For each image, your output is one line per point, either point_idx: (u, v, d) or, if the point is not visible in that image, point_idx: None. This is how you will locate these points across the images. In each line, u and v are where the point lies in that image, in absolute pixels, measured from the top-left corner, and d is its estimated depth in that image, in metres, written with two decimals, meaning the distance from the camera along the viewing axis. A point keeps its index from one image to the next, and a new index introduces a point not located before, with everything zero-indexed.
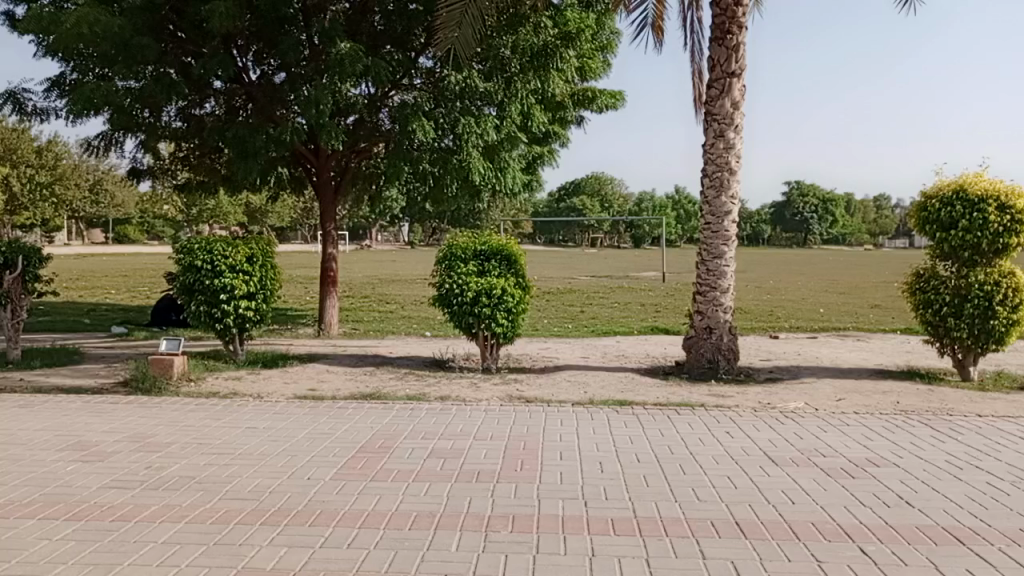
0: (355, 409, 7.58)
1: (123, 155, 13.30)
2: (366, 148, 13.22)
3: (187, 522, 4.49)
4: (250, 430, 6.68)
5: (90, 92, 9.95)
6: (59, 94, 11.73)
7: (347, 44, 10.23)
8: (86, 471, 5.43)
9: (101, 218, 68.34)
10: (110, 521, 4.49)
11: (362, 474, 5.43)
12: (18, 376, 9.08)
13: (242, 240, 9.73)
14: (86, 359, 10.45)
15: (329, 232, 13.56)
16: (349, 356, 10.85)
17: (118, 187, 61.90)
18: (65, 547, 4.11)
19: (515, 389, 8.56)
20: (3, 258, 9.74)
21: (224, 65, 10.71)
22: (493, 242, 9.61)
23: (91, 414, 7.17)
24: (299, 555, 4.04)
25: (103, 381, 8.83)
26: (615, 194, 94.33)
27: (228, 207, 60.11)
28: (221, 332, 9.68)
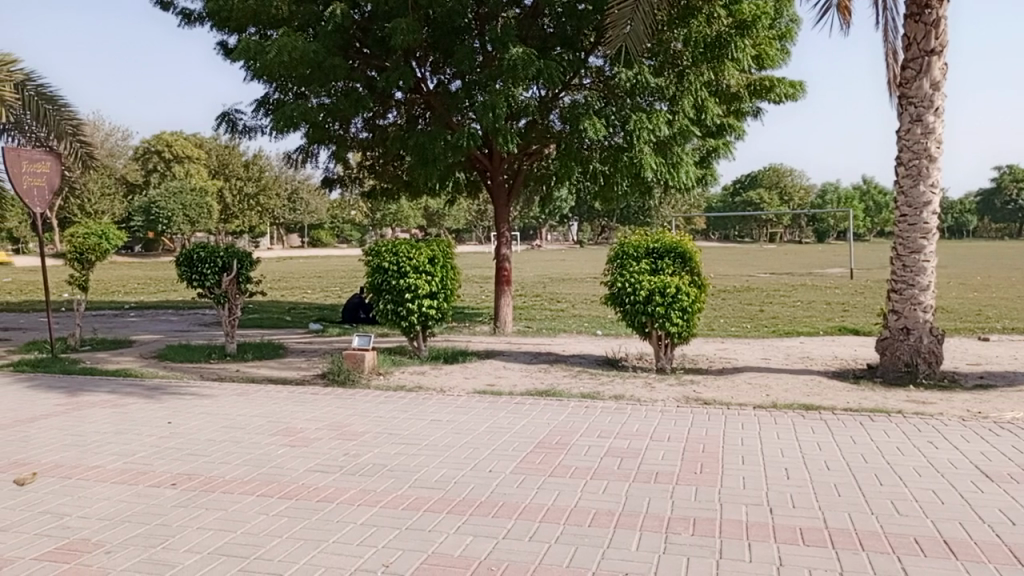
0: (532, 405, 7.76)
1: (318, 166, 14.49)
2: (538, 150, 13.49)
3: (382, 506, 4.82)
4: (434, 422, 7.05)
5: (291, 113, 10.93)
6: (264, 113, 12.97)
7: (520, 49, 10.48)
8: (294, 455, 5.98)
9: (299, 226, 74.59)
10: (316, 501, 4.92)
11: (541, 469, 5.55)
12: (235, 368, 10.16)
13: (424, 243, 10.24)
14: (289, 353, 11.49)
15: (502, 233, 13.99)
16: (525, 354, 11.11)
17: (313, 195, 67.20)
18: (279, 522, 4.55)
19: (692, 390, 8.37)
20: (222, 262, 10.90)
21: (405, 77, 11.33)
22: (667, 239, 9.45)
23: (296, 403, 7.89)
24: (484, 544, 4.21)
25: (305, 373, 9.66)
26: (795, 186, 89.04)
27: (408, 210, 63.68)
28: (406, 329, 10.27)
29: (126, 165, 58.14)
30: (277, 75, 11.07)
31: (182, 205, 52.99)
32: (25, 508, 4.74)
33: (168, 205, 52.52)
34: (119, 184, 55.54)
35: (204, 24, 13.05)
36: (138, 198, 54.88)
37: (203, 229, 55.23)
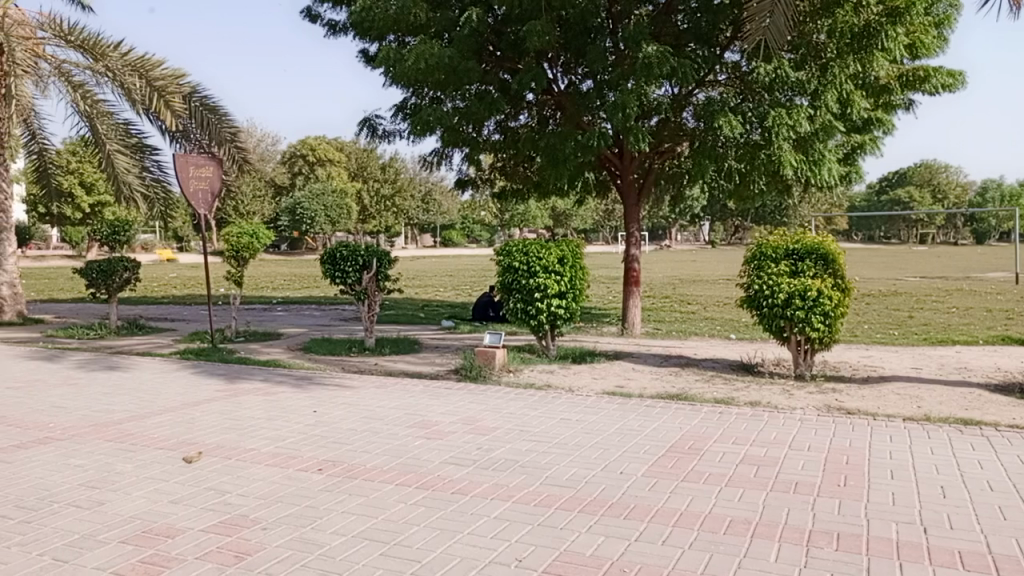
0: (663, 408, 7.65)
1: (451, 168, 14.91)
2: (670, 149, 13.26)
3: (515, 501, 4.90)
4: (564, 421, 7.09)
5: (428, 117, 11.32)
6: (402, 118, 13.50)
7: (654, 47, 10.34)
8: (430, 447, 6.19)
9: (432, 226, 77.00)
10: (451, 492, 5.08)
11: (673, 474, 5.46)
12: (374, 361, 10.65)
13: (554, 243, 10.31)
14: (423, 348, 11.91)
15: (632, 233, 13.86)
16: (655, 356, 10.96)
17: (445, 196, 69.17)
18: (417, 511, 4.73)
19: (834, 398, 7.96)
20: (362, 260, 11.45)
21: (537, 78, 11.45)
22: (808, 240, 9.05)
23: (431, 397, 8.17)
24: (615, 545, 4.20)
25: (439, 368, 9.98)
26: (950, 184, 82.56)
27: (536, 211, 64.31)
28: (535, 328, 10.38)
29: (275, 168, 62.18)
30: (415, 81, 11.50)
31: (325, 206, 56.04)
32: (192, 483, 5.18)
33: (312, 206, 55.69)
34: (268, 187, 59.45)
35: (348, 34, 13.75)
36: (285, 199, 58.54)
37: (343, 229, 58.15)
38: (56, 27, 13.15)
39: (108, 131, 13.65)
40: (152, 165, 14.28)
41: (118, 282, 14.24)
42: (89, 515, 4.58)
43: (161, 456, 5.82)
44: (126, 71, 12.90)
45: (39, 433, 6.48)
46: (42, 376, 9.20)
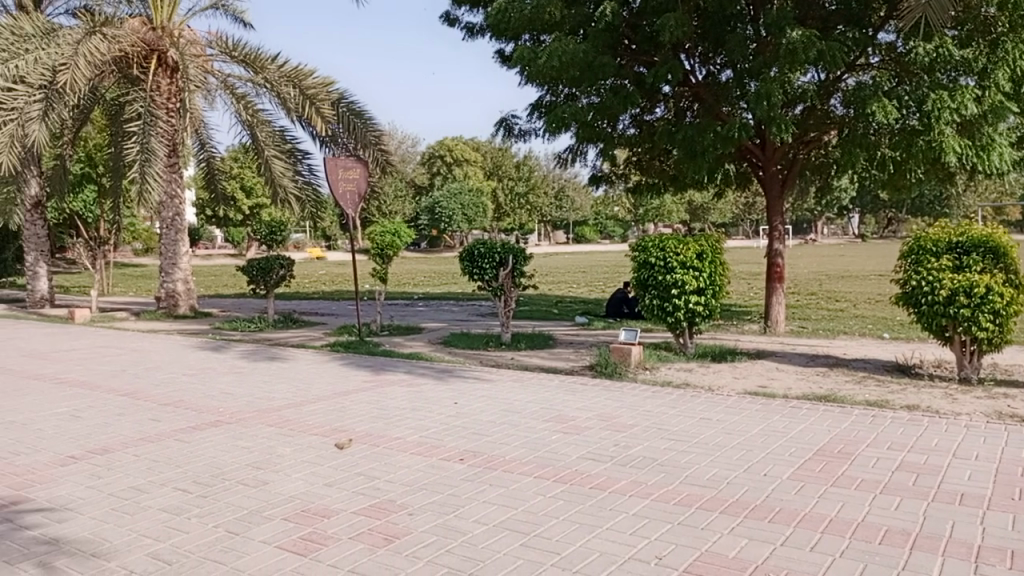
0: (809, 410, 7.31)
1: (586, 164, 14.90)
2: (816, 138, 12.61)
3: (654, 499, 4.86)
4: (704, 421, 6.92)
5: (563, 113, 11.38)
6: (538, 116, 13.64)
7: (799, 32, 9.87)
8: (567, 442, 6.24)
9: (565, 223, 77.27)
10: (589, 488, 5.10)
11: (822, 478, 5.21)
12: (510, 356, 10.84)
13: (692, 238, 10.07)
14: (558, 344, 11.99)
15: (775, 227, 13.32)
16: (800, 356, 10.48)
17: (579, 193, 69.20)
18: (555, 504, 4.78)
19: (1004, 404, 7.31)
20: (499, 257, 11.65)
21: (673, 70, 11.23)
22: (974, 233, 8.34)
23: (567, 392, 8.21)
24: (760, 549, 4.07)
25: (574, 364, 10.02)
26: None
27: (672, 206, 63.06)
28: (673, 325, 10.18)
29: (415, 169, 64.56)
30: (551, 79, 11.59)
31: (461, 205, 57.64)
32: (344, 468, 5.50)
33: (449, 205, 57.37)
34: (409, 187, 61.81)
35: (485, 36, 14.04)
36: (424, 198, 60.67)
37: (479, 226, 59.53)
38: (221, 44, 14.30)
39: (266, 138, 14.73)
40: (304, 169, 15.20)
41: (275, 278, 15.28)
42: (255, 492, 4.98)
43: (317, 442, 6.22)
44: (281, 81, 13.87)
45: (210, 417, 7.10)
46: (211, 365, 10.06)
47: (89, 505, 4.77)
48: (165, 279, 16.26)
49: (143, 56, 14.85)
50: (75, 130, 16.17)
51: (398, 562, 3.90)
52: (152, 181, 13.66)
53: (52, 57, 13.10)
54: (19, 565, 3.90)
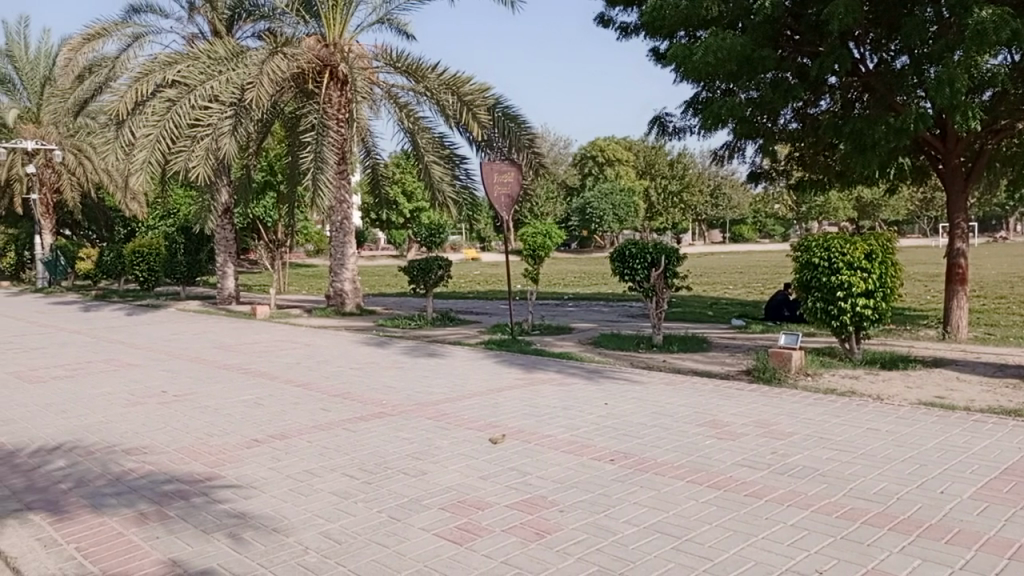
0: (996, 424, 6.66)
1: (744, 160, 14.39)
2: (1008, 126, 11.46)
3: (814, 511, 4.64)
4: (873, 431, 6.50)
5: (719, 110, 11.09)
6: (693, 113, 13.34)
7: (988, 10, 9.01)
8: (721, 447, 6.08)
9: (721, 222, 74.81)
10: (744, 495, 4.94)
11: (1010, 500, 4.75)
12: (663, 358, 10.68)
13: (860, 237, 9.45)
14: (713, 347, 11.66)
15: (957, 224, 12.25)
16: (985, 365, 9.56)
17: (735, 190, 66.78)
18: (708, 510, 4.69)
19: None
20: (651, 257, 11.51)
21: (841, 60, 10.60)
22: None
23: (722, 397, 7.99)
24: (935, 571, 3.79)
25: (730, 368, 9.72)
26: None
27: (838, 202, 59.41)
28: (837, 329, 9.62)
29: (567, 171, 65.01)
30: (706, 76, 11.31)
31: (613, 205, 57.42)
32: (497, 462, 5.67)
33: (601, 206, 57.35)
34: (561, 189, 62.38)
35: (639, 34, 13.92)
36: (576, 199, 61.00)
37: (630, 226, 59.03)
38: (386, 56, 15.13)
39: (426, 144, 15.42)
40: (461, 173, 15.75)
41: (434, 279, 15.94)
42: (415, 481, 5.26)
43: (472, 436, 6.46)
44: (440, 89, 14.47)
45: (375, 408, 7.56)
46: (376, 360, 10.69)
47: (270, 484, 5.24)
48: (334, 279, 17.44)
49: (317, 71, 16.00)
50: (259, 142, 17.70)
51: (549, 557, 3.98)
52: (324, 187, 14.74)
53: (241, 77, 14.41)
54: (214, 534, 4.36)
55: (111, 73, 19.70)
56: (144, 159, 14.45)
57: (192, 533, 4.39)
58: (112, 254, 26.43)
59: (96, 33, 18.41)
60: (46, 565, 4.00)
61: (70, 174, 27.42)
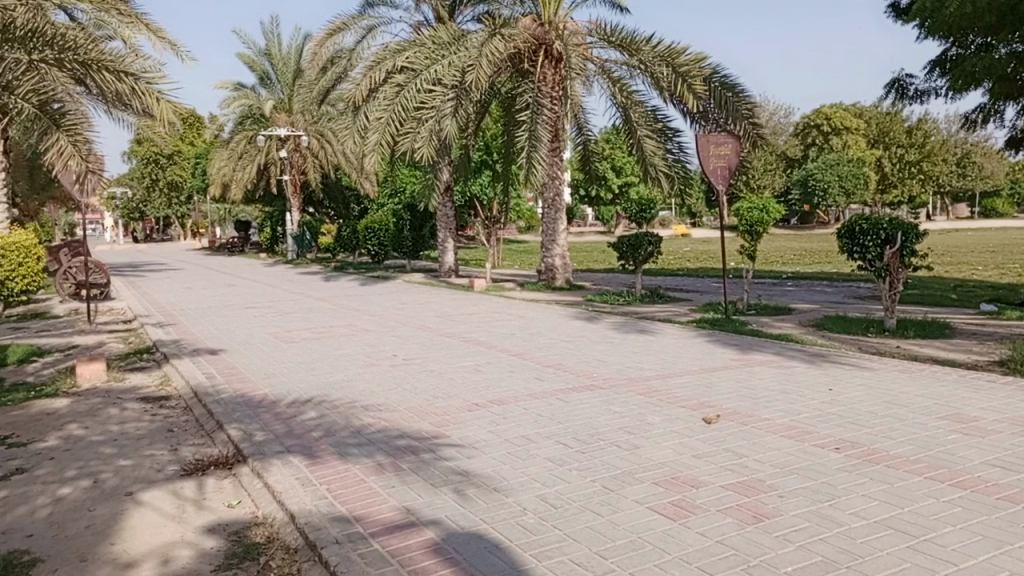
0: None
1: (1002, 124, 12.70)
2: None
3: None
4: None
5: (972, 67, 9.80)
6: (940, 73, 11.97)
7: None
8: (968, 444, 5.49)
9: (970, 195, 66.49)
10: (996, 498, 4.44)
11: None
12: (896, 344, 9.79)
13: None
14: (958, 334, 10.48)
15: None
16: None
17: (988, 158, 58.98)
18: (951, 510, 4.27)
19: None
20: (885, 234, 10.55)
21: None
22: None
23: (969, 389, 7.18)
24: None
25: (978, 358, 8.70)
26: None
27: None
28: None
29: (788, 141, 61.09)
30: (958, 30, 10.01)
31: (839, 177, 53.13)
32: (712, 442, 5.56)
33: (825, 177, 53.38)
34: (779, 161, 58.90)
35: None
36: (797, 172, 57.28)
37: (858, 200, 54.34)
38: (601, 31, 15.09)
39: (639, 119, 15.25)
40: (673, 147, 15.42)
41: (643, 255, 15.79)
42: (627, 455, 5.30)
43: (685, 414, 6.37)
44: (655, 61, 14.20)
45: (586, 381, 7.70)
46: (586, 334, 10.86)
47: (490, 446, 5.55)
48: (546, 254, 17.89)
49: (533, 50, 16.33)
50: (477, 122, 18.48)
51: (769, 541, 3.86)
52: (537, 164, 15.15)
53: (462, 60, 15.11)
54: (440, 488, 4.72)
55: (348, 63, 21.52)
56: (376, 141, 15.63)
57: (422, 486, 4.77)
58: (348, 230, 29.11)
59: (338, 27, 20.12)
60: (303, 501, 4.56)
61: (315, 157, 30.75)
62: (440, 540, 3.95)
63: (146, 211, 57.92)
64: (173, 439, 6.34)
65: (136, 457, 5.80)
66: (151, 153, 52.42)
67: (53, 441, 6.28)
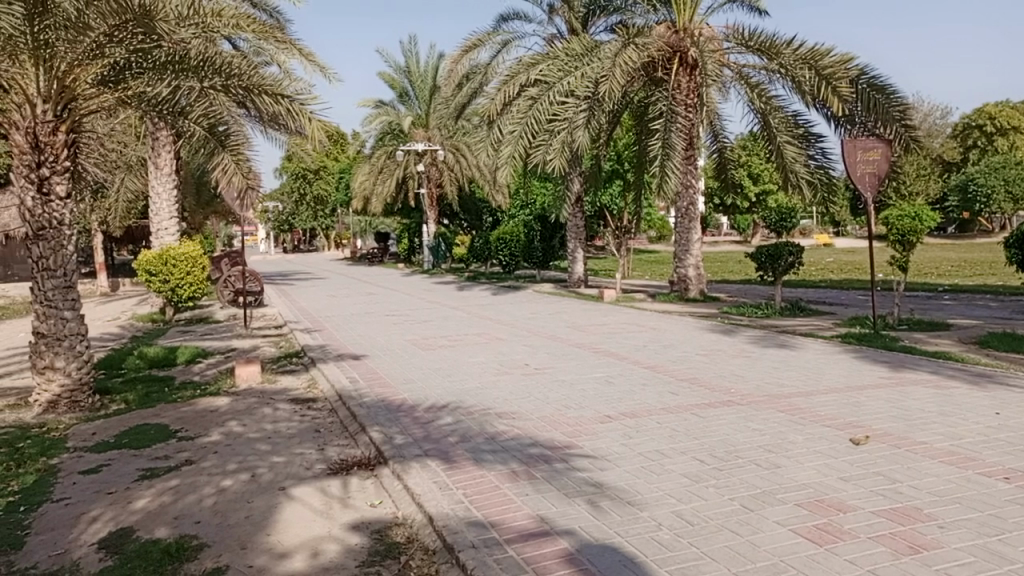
0: None
1: None
2: None
3: None
4: None
5: None
6: None
7: None
8: None
9: None
10: None
11: None
12: None
13: None
14: None
15: None
16: None
17: None
18: None
19: None
20: None
21: None
22: None
23: None
24: None
25: None
26: None
27: None
28: None
29: (946, 144, 56.65)
30: None
31: (1005, 180, 48.60)
32: (861, 465, 5.24)
33: (988, 181, 49.03)
34: (935, 165, 54.75)
35: None
36: (955, 177, 53.00)
37: None
38: (738, 36, 14.66)
39: (779, 125, 14.68)
40: (816, 152, 14.70)
41: (784, 265, 15.13)
42: (768, 474, 5.10)
43: (831, 434, 6.05)
44: (797, 64, 13.64)
45: (722, 396, 7.48)
46: (723, 347, 10.54)
47: (623, 459, 5.50)
48: (679, 265, 17.53)
49: (668, 58, 16.09)
50: (610, 132, 18.41)
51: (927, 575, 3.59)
52: (671, 173, 14.90)
53: (595, 71, 15.07)
54: (574, 498, 4.73)
55: (484, 78, 22.11)
56: (509, 153, 15.94)
57: (556, 495, 4.80)
58: (481, 241, 29.76)
59: (473, 44, 20.70)
60: (441, 504, 4.71)
61: (450, 170, 31.68)
62: (574, 551, 3.96)
63: (295, 224, 61.75)
64: (321, 438, 6.72)
65: (288, 454, 6.20)
66: (299, 168, 55.89)
67: (216, 436, 6.83)
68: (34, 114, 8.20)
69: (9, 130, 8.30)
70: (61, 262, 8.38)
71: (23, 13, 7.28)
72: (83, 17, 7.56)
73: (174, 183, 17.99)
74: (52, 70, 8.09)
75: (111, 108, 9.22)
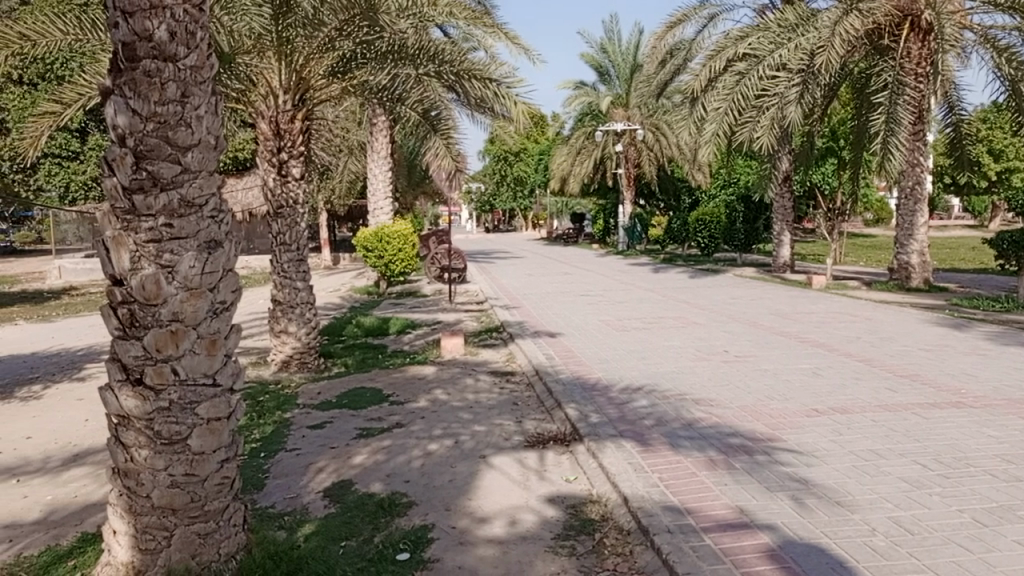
0: None
1: None
2: None
3: None
4: None
5: None
6: None
7: None
8: None
9: None
10: None
11: None
12: None
13: None
14: None
15: None
16: None
17: None
18: None
19: None
20: None
21: None
22: None
23: None
24: None
25: None
26: None
27: None
28: None
29: None
30: None
31: None
32: None
33: None
34: None
35: None
36: None
37: None
38: None
39: None
40: None
41: None
42: (1006, 487, 4.55)
43: None
44: None
45: (951, 396, 6.75)
46: (953, 343, 9.50)
47: (832, 457, 5.16)
48: (900, 251, 16.01)
49: (896, 24, 14.72)
50: (825, 106, 17.14)
51: None
52: (895, 150, 13.64)
53: (812, 42, 13.97)
54: (776, 492, 4.52)
55: (689, 54, 21.58)
56: (713, 131, 15.44)
57: (757, 488, 4.61)
58: (679, 222, 29.05)
59: (678, 19, 20.13)
60: (636, 486, 4.69)
61: (649, 150, 31.15)
62: (776, 548, 3.78)
63: (496, 205, 63.91)
64: (518, 411, 6.94)
65: (488, 424, 6.48)
66: (501, 151, 57.72)
67: (423, 402, 7.29)
68: (276, 104, 9.19)
69: (256, 120, 9.33)
70: (295, 237, 9.30)
71: (271, 12, 8.33)
72: (320, 13, 8.38)
73: (388, 165, 19.29)
74: (292, 65, 8.97)
75: (338, 96, 10.04)
